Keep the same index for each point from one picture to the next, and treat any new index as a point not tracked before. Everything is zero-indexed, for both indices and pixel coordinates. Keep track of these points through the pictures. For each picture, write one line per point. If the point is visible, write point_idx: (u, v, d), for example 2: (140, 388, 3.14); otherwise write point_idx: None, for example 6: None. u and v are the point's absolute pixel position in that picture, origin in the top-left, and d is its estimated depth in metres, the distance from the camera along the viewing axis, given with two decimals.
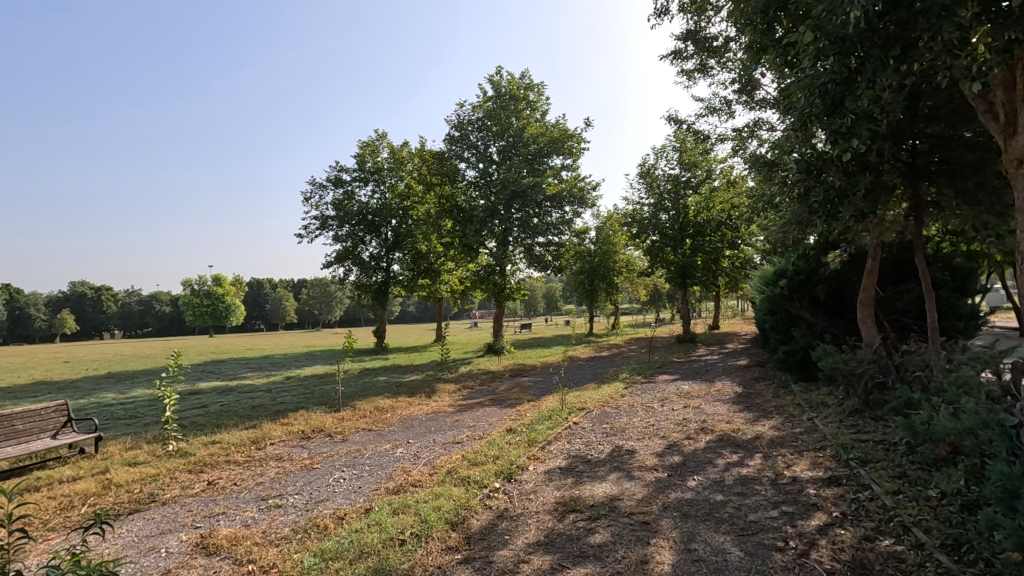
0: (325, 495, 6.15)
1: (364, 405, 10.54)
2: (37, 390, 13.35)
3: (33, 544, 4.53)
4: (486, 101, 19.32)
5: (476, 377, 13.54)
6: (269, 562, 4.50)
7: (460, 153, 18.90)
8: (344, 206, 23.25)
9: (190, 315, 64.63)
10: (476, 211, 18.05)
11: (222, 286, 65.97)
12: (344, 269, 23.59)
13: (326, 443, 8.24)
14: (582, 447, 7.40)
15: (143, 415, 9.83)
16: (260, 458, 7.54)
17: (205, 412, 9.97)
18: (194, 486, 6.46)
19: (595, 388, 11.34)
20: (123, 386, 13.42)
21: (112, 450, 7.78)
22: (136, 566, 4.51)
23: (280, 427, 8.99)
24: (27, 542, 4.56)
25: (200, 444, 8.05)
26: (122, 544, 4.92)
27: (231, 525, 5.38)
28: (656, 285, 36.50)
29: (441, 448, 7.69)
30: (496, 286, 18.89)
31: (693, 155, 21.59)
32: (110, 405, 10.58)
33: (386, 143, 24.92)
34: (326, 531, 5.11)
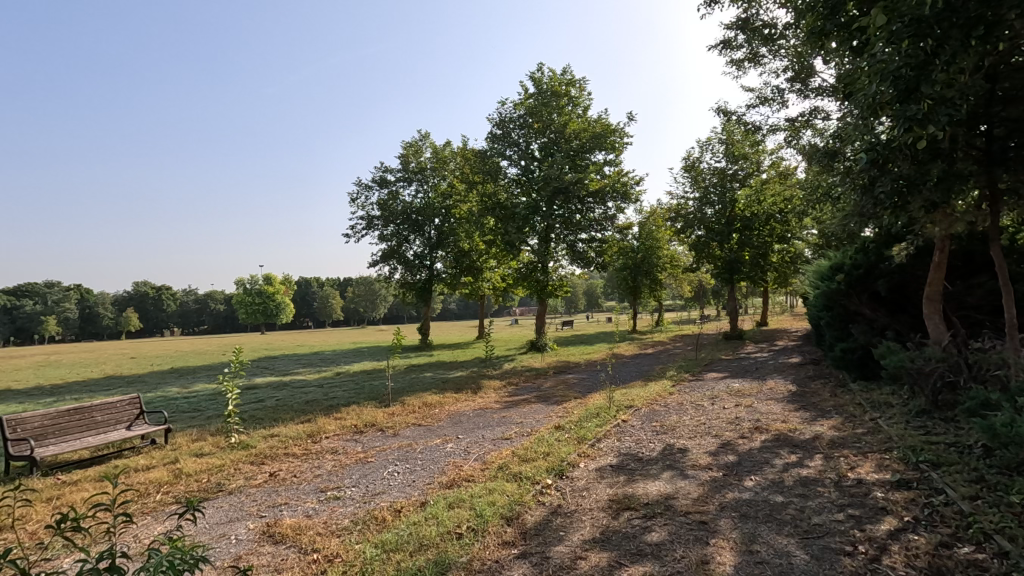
0: (381, 488, 6.31)
1: (412, 401, 10.74)
2: (109, 384, 14.17)
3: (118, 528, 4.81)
4: (527, 99, 19.32)
5: (521, 374, 13.59)
6: (332, 552, 4.66)
7: (503, 150, 18.98)
8: (388, 206, 23.66)
9: (243, 313, 67.39)
10: (519, 208, 18.07)
11: (272, 285, 68.54)
12: (389, 268, 24.06)
13: (378, 437, 8.44)
14: (632, 445, 7.34)
15: (206, 408, 10.33)
16: (316, 451, 7.79)
17: (263, 407, 10.39)
18: (257, 477, 6.73)
19: (642, 385, 11.21)
20: (186, 381, 14.09)
21: (180, 441, 8.19)
22: (211, 552, 4.75)
23: (333, 420, 9.29)
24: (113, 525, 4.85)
25: (260, 437, 8.38)
26: (196, 531, 5.19)
27: (295, 515, 5.58)
28: (701, 280, 35.73)
29: (490, 444, 7.77)
30: (538, 284, 18.89)
31: (740, 147, 20.99)
32: (176, 399, 11.15)
33: (429, 142, 25.24)
34: (385, 523, 5.24)
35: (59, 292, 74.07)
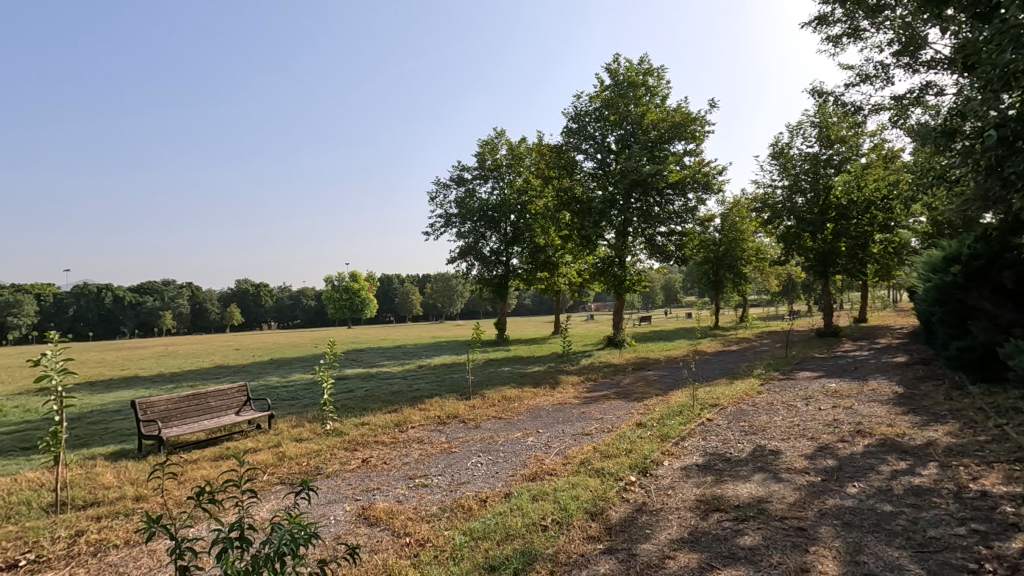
0: (465, 478, 6.50)
1: (492, 394, 10.95)
2: (218, 373, 15.54)
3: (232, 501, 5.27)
4: (603, 91, 19.00)
5: (599, 370, 13.47)
6: (423, 536, 4.86)
7: (578, 144, 18.81)
8: (465, 203, 24.14)
9: (331, 309, 71.55)
10: (595, 203, 17.87)
11: (357, 282, 72.24)
12: (467, 264, 24.62)
13: (461, 429, 8.69)
14: (719, 445, 7.07)
15: (303, 396, 11.09)
16: (403, 440, 8.15)
17: (353, 396, 11.00)
18: (351, 463, 7.14)
19: (727, 383, 10.76)
20: (284, 371, 15.18)
21: (282, 426, 8.86)
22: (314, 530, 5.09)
23: (418, 411, 9.66)
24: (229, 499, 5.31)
25: (351, 425, 8.88)
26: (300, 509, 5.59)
27: (387, 500, 5.88)
28: (790, 274, 33.66)
29: (571, 439, 7.78)
30: (615, 278, 18.61)
31: (836, 129, 19.50)
32: (276, 387, 12.04)
33: (504, 140, 25.47)
34: (471, 512, 5.39)
35: (174, 289, 82.06)
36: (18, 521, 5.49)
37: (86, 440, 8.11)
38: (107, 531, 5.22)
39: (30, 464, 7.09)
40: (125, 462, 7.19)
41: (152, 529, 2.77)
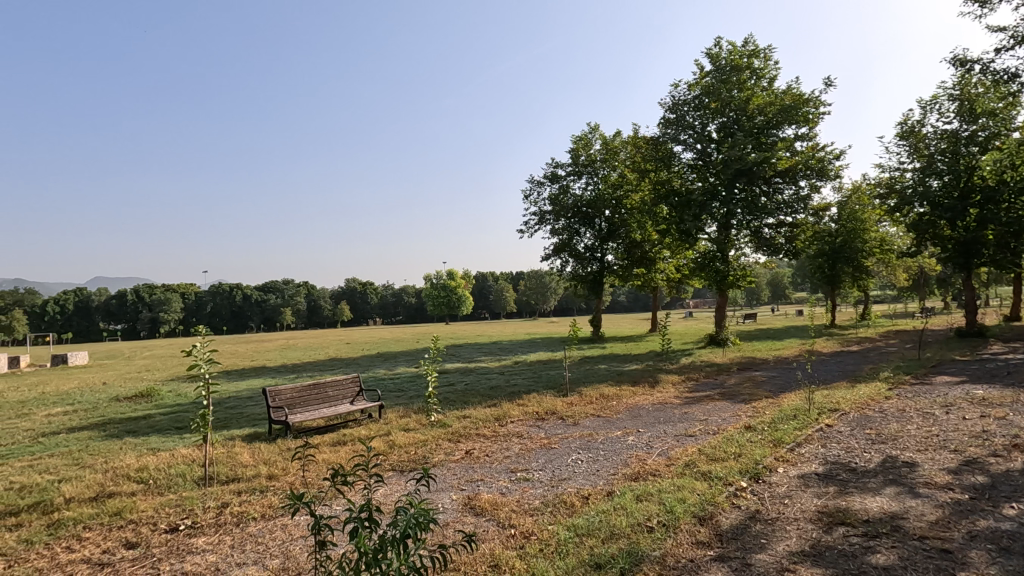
0: (566, 474, 6.51)
1: (589, 392, 10.88)
2: (332, 365, 16.75)
3: (351, 486, 5.66)
4: (704, 77, 18.16)
5: (702, 369, 12.91)
6: (528, 529, 4.94)
7: (677, 135, 18.12)
8: (559, 200, 24.06)
9: (431, 305, 74.67)
10: (694, 195, 17.14)
11: (454, 279, 74.75)
12: (561, 261, 24.63)
13: (559, 425, 8.72)
14: (841, 453, 6.50)
15: (409, 388, 11.69)
16: (504, 434, 8.32)
17: (455, 390, 11.42)
18: (456, 454, 7.41)
19: (848, 387, 9.88)
20: (389, 364, 16.06)
21: (391, 416, 9.40)
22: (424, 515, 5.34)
23: (517, 407, 9.83)
24: (347, 484, 5.71)
25: (454, 417, 9.22)
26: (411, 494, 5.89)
27: (491, 491, 6.04)
28: (923, 266, 30.11)
29: (674, 440, 7.53)
30: (717, 274, 17.70)
31: (982, 102, 17.17)
32: (384, 379, 12.80)
33: (598, 134, 25.10)
34: (574, 508, 5.40)
35: (292, 287, 89.80)
36: (176, 490, 6.30)
37: (226, 423, 9.13)
38: (247, 504, 5.83)
39: (184, 441, 8.12)
40: (258, 443, 8.00)
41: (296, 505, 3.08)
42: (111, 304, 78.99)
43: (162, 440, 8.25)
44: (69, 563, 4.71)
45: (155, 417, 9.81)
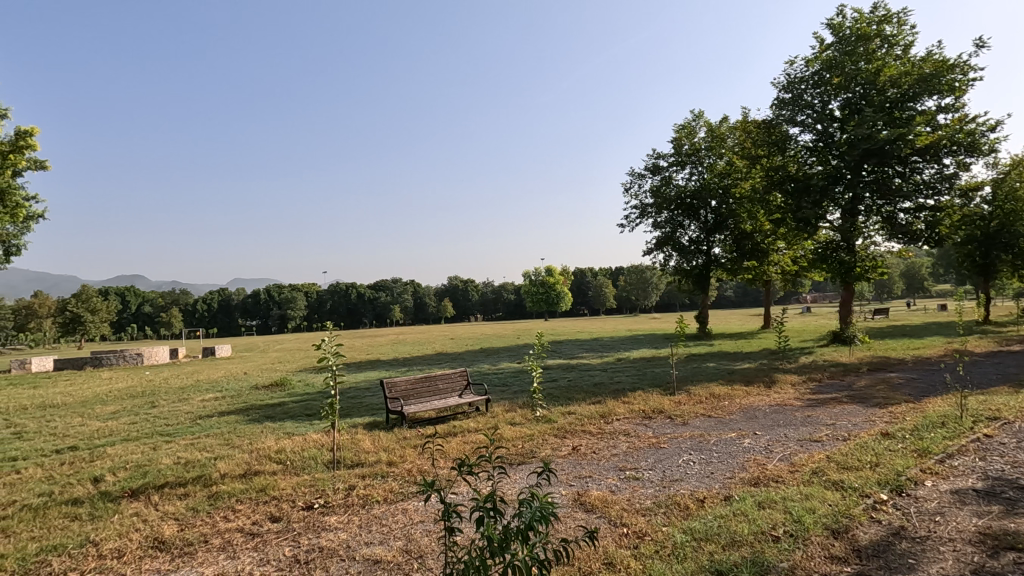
0: (678, 475, 6.29)
1: (699, 391, 10.43)
2: (439, 360, 17.52)
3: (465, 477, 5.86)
4: (824, 51, 16.68)
5: (825, 369, 11.89)
6: (641, 529, 4.83)
7: (793, 116, 16.82)
8: (661, 192, 23.25)
9: (530, 302, 75.55)
10: (813, 179, 15.91)
11: (553, 276, 75.01)
12: (664, 255, 23.84)
13: (668, 425, 8.44)
14: (1006, 468, 5.67)
15: (513, 383, 11.91)
16: (610, 431, 8.22)
17: (558, 386, 11.46)
18: (563, 450, 7.42)
19: (1010, 393, 8.58)
20: (492, 359, 16.48)
21: (497, 410, 9.65)
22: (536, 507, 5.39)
23: (622, 404, 9.66)
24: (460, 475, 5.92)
25: (559, 413, 9.26)
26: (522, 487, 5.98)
27: (601, 488, 5.99)
28: None
29: (797, 445, 7.00)
30: (841, 266, 16.21)
31: None
32: (488, 374, 13.16)
33: (703, 121, 23.91)
34: (689, 511, 5.19)
35: (401, 286, 95.08)
36: (310, 471, 6.93)
37: (348, 412, 9.89)
38: (370, 488, 6.28)
39: (313, 427, 8.90)
40: (378, 431, 8.58)
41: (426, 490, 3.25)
42: (247, 302, 88.57)
43: (295, 425, 9.10)
44: (226, 530, 5.35)
45: (288, 404, 10.85)
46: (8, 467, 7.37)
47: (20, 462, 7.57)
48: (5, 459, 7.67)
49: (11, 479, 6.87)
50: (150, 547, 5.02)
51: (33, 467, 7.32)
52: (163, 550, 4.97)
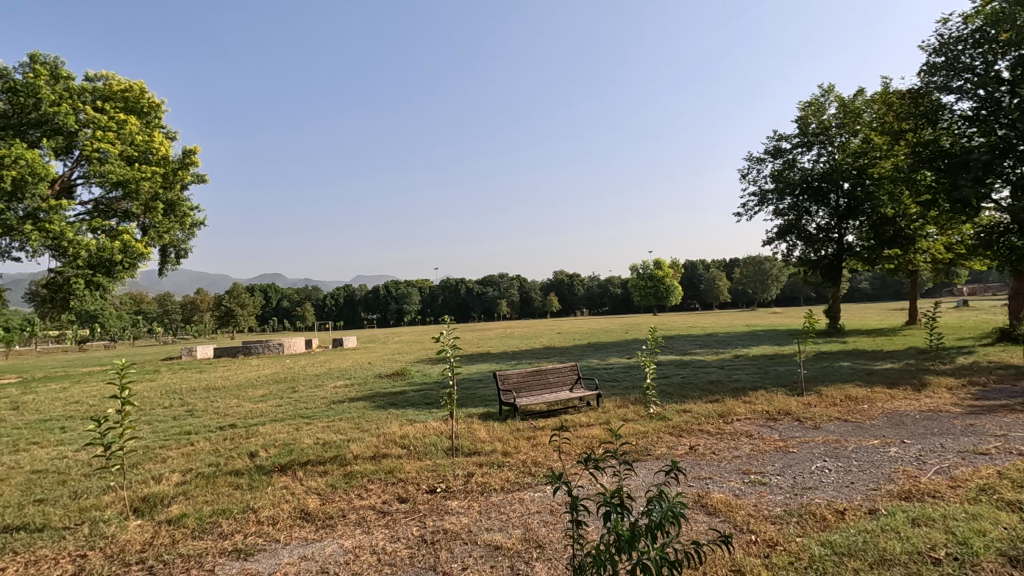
0: (812, 483, 5.80)
1: (831, 392, 9.53)
2: (547, 354, 17.69)
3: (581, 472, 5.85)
4: (988, 3, 14.52)
5: (992, 371, 10.31)
6: (772, 538, 4.52)
7: (948, 83, 14.78)
8: (784, 176, 21.56)
9: (638, 296, 73.63)
10: (973, 153, 13.76)
11: (662, 269, 72.45)
12: (787, 245, 22.14)
13: (796, 427, 7.82)
14: None
15: (624, 379, 11.70)
16: (730, 432, 7.79)
17: (672, 383, 11.07)
18: (679, 448, 7.14)
19: None
20: (601, 354, 16.30)
21: (608, 406, 9.54)
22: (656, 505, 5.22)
23: (743, 404, 9.11)
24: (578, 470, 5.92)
25: (673, 411, 8.94)
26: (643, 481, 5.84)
27: (723, 491, 5.69)
28: None
29: (958, 458, 6.14)
30: (1011, 252, 13.99)
31: None
32: (598, 369, 13.03)
33: (834, 96, 21.74)
34: (827, 523, 4.77)
35: (508, 281, 97.26)
36: (431, 457, 7.33)
37: (464, 402, 10.32)
38: (488, 476, 6.50)
39: (432, 415, 9.41)
40: (492, 422, 8.86)
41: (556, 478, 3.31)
42: (369, 297, 95.64)
43: (416, 413, 9.68)
44: (360, 507, 5.82)
45: (408, 392, 11.57)
46: (185, 440, 8.61)
47: (194, 435, 8.83)
48: (182, 432, 8.98)
49: (188, 450, 8.04)
50: (299, 517, 5.62)
51: (204, 440, 8.51)
52: (309, 521, 5.53)
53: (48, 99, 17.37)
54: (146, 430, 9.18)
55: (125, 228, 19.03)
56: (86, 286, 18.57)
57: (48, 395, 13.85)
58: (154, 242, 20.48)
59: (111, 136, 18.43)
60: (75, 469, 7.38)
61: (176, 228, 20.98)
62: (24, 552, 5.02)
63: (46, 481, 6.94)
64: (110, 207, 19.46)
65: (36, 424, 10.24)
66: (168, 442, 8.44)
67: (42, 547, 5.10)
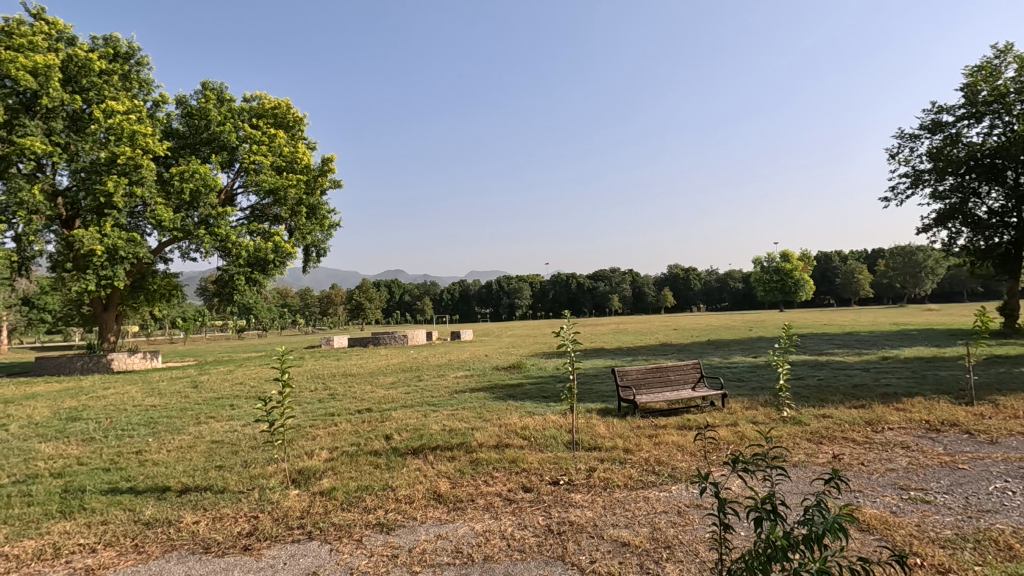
0: (990, 506, 5.03)
1: (1011, 403, 8.21)
2: (664, 350, 17.11)
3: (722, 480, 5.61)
4: None
5: None
6: (943, 564, 4.00)
7: None
8: (945, 154, 18.90)
9: (762, 291, 68.65)
10: None
11: (790, 262, 67.01)
12: (949, 232, 19.40)
13: (966, 441, 6.84)
14: None
15: (752, 379, 10.99)
16: (881, 442, 7.00)
17: (808, 385, 10.19)
18: (820, 456, 6.55)
19: None
20: (724, 352, 15.44)
21: (735, 407, 9.02)
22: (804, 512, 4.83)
23: (896, 412, 8.15)
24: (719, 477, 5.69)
25: (811, 415, 8.24)
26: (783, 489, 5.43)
27: (877, 507, 5.12)
28: None
29: None
30: None
31: None
32: (722, 368, 12.37)
33: (1011, 57, 18.59)
34: (1014, 553, 4.13)
35: (619, 276, 95.53)
36: (552, 449, 7.43)
37: (581, 397, 10.32)
38: (610, 472, 6.46)
39: (551, 409, 9.53)
40: (611, 417, 8.79)
41: (704, 483, 3.20)
42: (482, 292, 99.06)
43: (534, 405, 9.86)
44: (487, 493, 6.07)
45: (526, 385, 11.81)
46: (330, 420, 9.55)
47: (337, 417, 9.75)
48: (327, 414, 9.96)
49: (333, 430, 8.90)
50: (432, 498, 5.99)
51: (346, 422, 9.37)
52: (441, 502, 5.87)
53: (216, 120, 20.10)
54: (298, 411, 10.31)
55: (276, 230, 21.45)
56: (246, 283, 21.16)
57: (219, 376, 16.07)
58: (299, 242, 22.84)
59: (264, 149, 20.85)
60: (244, 441, 8.49)
61: (317, 229, 23.08)
62: (211, 509, 5.89)
63: (223, 450, 8.08)
64: (264, 212, 22.03)
65: (212, 401, 11.94)
66: (316, 422, 9.42)
67: (224, 507, 5.95)
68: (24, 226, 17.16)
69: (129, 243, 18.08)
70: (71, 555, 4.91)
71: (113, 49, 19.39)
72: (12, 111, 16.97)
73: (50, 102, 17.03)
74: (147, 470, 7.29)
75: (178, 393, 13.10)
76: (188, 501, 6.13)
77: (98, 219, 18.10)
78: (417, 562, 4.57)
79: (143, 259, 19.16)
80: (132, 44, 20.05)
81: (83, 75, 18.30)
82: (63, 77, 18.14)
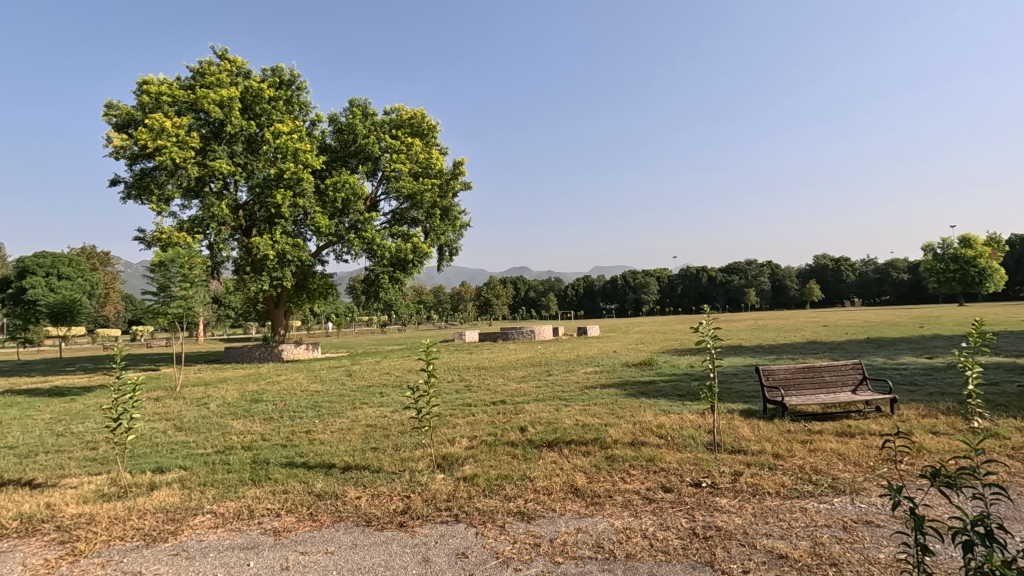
0: None
1: None
2: (814, 349, 15.54)
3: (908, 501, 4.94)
4: None
5: None
6: None
7: None
8: None
9: (935, 282, 59.68)
10: None
11: (972, 248, 57.43)
12: None
13: None
14: None
15: (929, 383, 9.55)
16: None
17: (1006, 392, 8.61)
18: None
19: None
20: (890, 352, 13.64)
21: (908, 413, 7.91)
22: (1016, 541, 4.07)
23: None
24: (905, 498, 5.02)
25: (1011, 428, 6.94)
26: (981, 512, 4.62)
27: None
28: None
29: None
30: None
31: None
32: (889, 370, 10.91)
33: None
34: None
35: (756, 268, 88.73)
36: (691, 450, 7.11)
37: (721, 397, 9.73)
38: (760, 477, 6.01)
39: (687, 407, 9.13)
40: (756, 419, 8.18)
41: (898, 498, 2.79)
42: (607, 287, 97.96)
43: (670, 404, 9.51)
44: (626, 491, 5.97)
45: (659, 383, 11.43)
46: (468, 410, 10.05)
47: (474, 407, 10.23)
48: (465, 404, 10.49)
49: (472, 419, 9.34)
50: (569, 491, 6.04)
51: (482, 413, 9.79)
52: (579, 496, 5.90)
53: (361, 133, 22.04)
54: (439, 400, 10.99)
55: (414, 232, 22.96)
56: (390, 281, 22.97)
57: (369, 367, 17.70)
58: (434, 243, 24.26)
59: (402, 157, 22.45)
60: (394, 426, 9.25)
61: (450, 229, 24.34)
62: (370, 486, 6.50)
63: (377, 433, 8.87)
64: (403, 215, 23.73)
65: (365, 388, 13.18)
66: (456, 411, 9.97)
67: (380, 485, 6.52)
68: (216, 235, 20.30)
69: (294, 247, 20.53)
70: (262, 517, 5.71)
71: (278, 78, 22.10)
72: (205, 139, 20.09)
73: (232, 129, 19.87)
74: (316, 448, 8.24)
75: (336, 381, 14.64)
76: (350, 478, 6.82)
77: (270, 228, 20.79)
78: (558, 552, 4.63)
79: (306, 261, 21.63)
80: (293, 71, 22.68)
81: (257, 103, 21.06)
82: (242, 106, 21.05)
